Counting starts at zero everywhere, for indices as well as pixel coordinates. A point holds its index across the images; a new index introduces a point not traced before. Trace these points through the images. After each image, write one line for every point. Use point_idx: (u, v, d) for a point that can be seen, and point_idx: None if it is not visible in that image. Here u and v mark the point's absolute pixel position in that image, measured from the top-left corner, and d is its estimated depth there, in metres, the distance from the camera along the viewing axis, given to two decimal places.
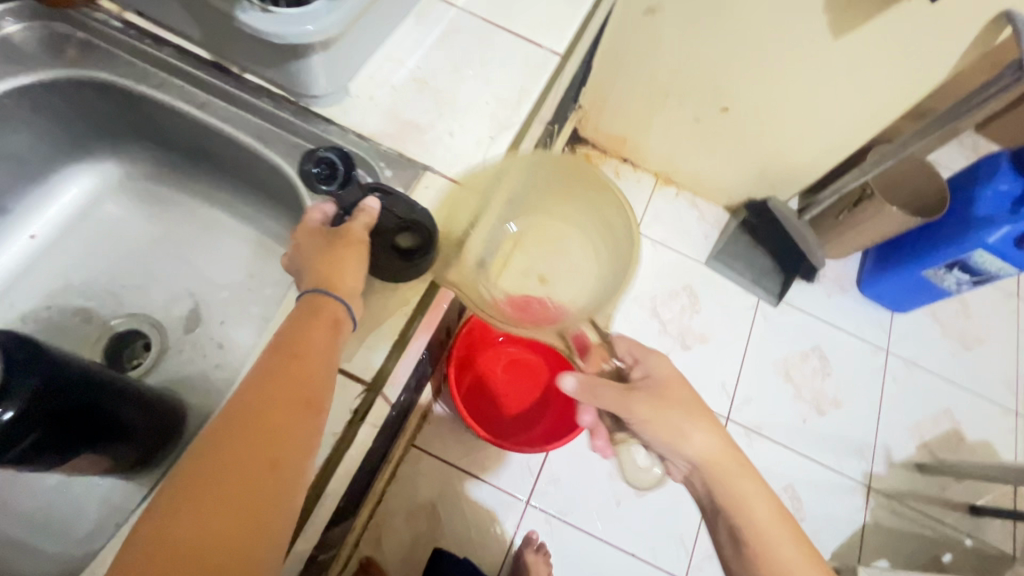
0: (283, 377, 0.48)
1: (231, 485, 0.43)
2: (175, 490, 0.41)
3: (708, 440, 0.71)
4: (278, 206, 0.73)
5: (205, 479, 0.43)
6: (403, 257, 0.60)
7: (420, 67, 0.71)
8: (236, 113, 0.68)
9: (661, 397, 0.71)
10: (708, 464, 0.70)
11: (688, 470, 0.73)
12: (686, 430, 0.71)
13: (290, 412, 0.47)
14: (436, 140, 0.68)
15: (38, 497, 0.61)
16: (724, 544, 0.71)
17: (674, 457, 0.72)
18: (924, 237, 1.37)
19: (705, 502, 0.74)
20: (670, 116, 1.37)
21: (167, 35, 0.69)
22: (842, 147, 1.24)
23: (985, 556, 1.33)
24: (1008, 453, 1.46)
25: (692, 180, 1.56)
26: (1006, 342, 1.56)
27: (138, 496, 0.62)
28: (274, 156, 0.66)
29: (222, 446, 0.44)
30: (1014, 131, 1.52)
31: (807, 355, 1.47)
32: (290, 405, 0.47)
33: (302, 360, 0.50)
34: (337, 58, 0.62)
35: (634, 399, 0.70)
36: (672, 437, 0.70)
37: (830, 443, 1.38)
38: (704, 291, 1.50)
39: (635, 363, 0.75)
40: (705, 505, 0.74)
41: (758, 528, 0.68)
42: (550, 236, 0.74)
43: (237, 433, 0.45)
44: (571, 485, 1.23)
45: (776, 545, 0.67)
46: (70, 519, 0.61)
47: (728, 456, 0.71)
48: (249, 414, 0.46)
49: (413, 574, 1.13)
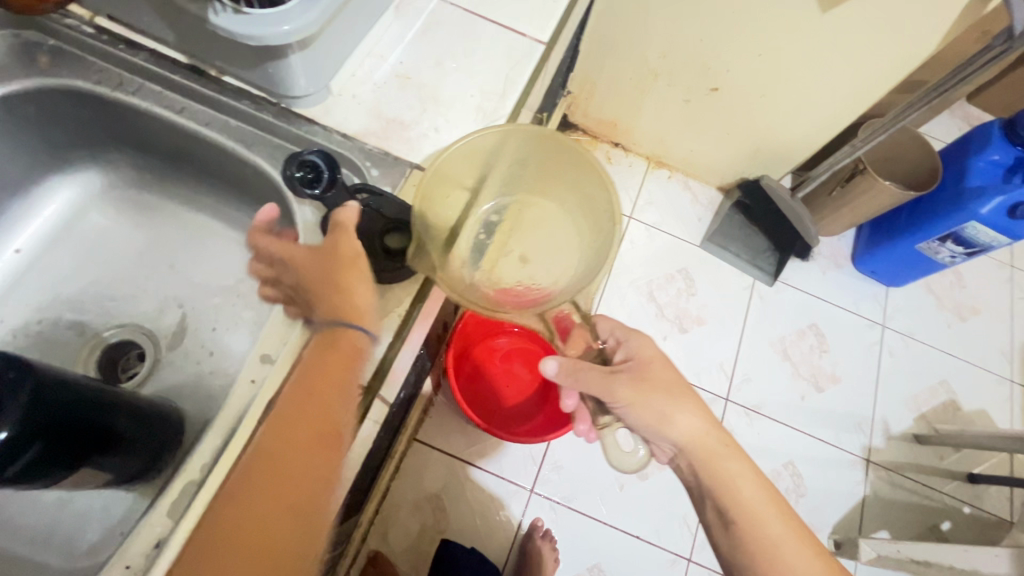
0: (310, 413, 0.51)
1: (265, 517, 0.48)
2: (220, 523, 0.48)
3: (693, 422, 0.71)
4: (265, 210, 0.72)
5: (243, 512, 0.48)
6: (393, 259, 0.60)
7: (402, 62, 0.70)
8: (216, 117, 0.67)
9: (643, 378, 0.71)
10: (693, 445, 0.70)
11: (674, 452, 0.73)
12: (668, 411, 0.70)
13: (315, 448, 0.50)
14: (422, 136, 0.67)
15: (39, 511, 0.62)
16: (712, 526, 0.71)
17: (660, 441, 0.71)
18: (917, 211, 1.37)
19: (692, 486, 0.73)
20: (660, 98, 1.36)
21: (141, 39, 0.67)
22: (834, 123, 1.23)
23: (984, 523, 1.35)
24: (1004, 421, 1.48)
25: (684, 162, 1.55)
26: (1000, 311, 1.57)
27: (140, 505, 0.62)
28: (258, 159, 0.65)
29: (253, 476, 0.49)
30: (1005, 99, 1.51)
31: (803, 332, 1.47)
32: (315, 442, 0.50)
33: (326, 397, 0.52)
34: (316, 56, 0.61)
35: (619, 381, 0.70)
36: (655, 421, 0.70)
37: (828, 419, 1.39)
38: (699, 273, 1.50)
39: (618, 344, 0.76)
40: (692, 489, 0.73)
41: (744, 507, 0.68)
42: (526, 223, 0.79)
43: (266, 466, 0.49)
44: (574, 472, 1.24)
45: (764, 523, 0.67)
46: (73, 532, 0.61)
47: (713, 437, 0.71)
48: (274, 451, 0.50)
49: (421, 566, 1.14)
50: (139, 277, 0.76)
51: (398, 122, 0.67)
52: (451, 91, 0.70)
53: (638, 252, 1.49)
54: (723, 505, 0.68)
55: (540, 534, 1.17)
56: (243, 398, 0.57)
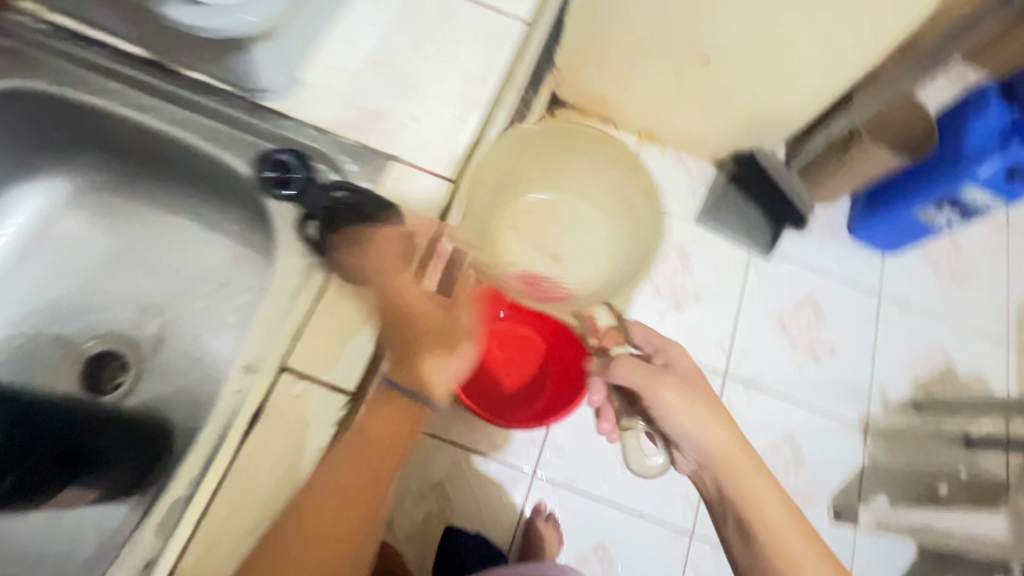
0: (363, 458, 0.61)
1: (331, 526, 0.60)
2: (289, 529, 0.57)
3: (727, 439, 0.77)
4: (242, 210, 0.71)
5: (307, 525, 0.58)
6: (383, 264, 0.61)
7: (376, 47, 0.66)
8: (184, 115, 0.64)
9: (687, 389, 0.78)
10: (722, 462, 0.76)
11: (700, 463, 0.80)
12: (706, 423, 0.77)
13: (369, 490, 0.62)
14: (401, 127, 0.65)
15: (33, 528, 0.62)
16: (732, 538, 0.79)
17: (692, 451, 0.78)
18: (913, 177, 1.35)
19: (716, 499, 0.80)
20: (650, 71, 1.32)
21: (96, 34, 0.64)
22: (828, 90, 1.20)
23: (980, 484, 1.37)
24: (1000, 384, 1.48)
25: (677, 136, 1.52)
26: (996, 274, 1.56)
27: (135, 515, 0.62)
28: (231, 159, 0.64)
29: (316, 508, 0.58)
30: (1003, 57, 1.48)
31: (800, 304, 1.47)
32: (367, 484, 0.62)
33: (376, 448, 0.61)
34: (281, 46, 0.59)
35: (664, 384, 0.77)
36: (692, 430, 0.76)
37: (827, 390, 1.40)
38: (694, 249, 1.48)
39: (655, 351, 0.87)
40: (716, 502, 0.81)
41: (769, 523, 0.74)
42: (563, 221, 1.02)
43: (327, 501, 0.59)
44: (575, 453, 1.25)
45: (787, 540, 0.72)
46: (70, 547, 0.62)
47: (745, 455, 0.77)
48: (331, 475, 0.59)
49: (427, 553, 1.15)
50: (119, 275, 0.74)
51: (375, 110, 0.64)
52: (431, 76, 0.66)
53: None
54: (748, 523, 0.75)
55: (544, 516, 1.19)
56: (231, 403, 0.58)
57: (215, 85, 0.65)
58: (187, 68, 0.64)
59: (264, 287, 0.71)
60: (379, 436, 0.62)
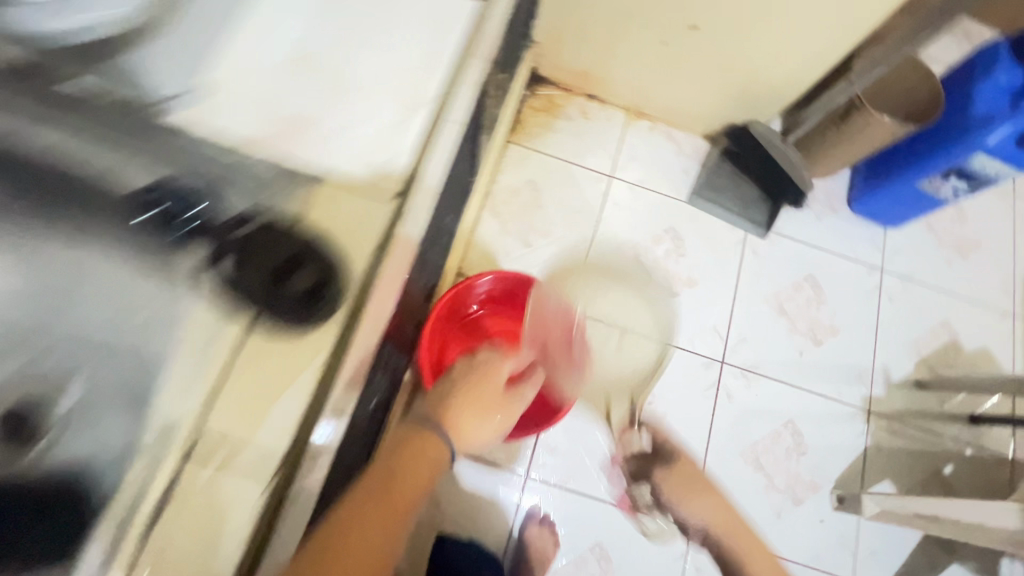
0: (384, 491, 0.70)
1: (359, 570, 0.61)
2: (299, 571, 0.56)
3: (715, 513, 1.06)
4: (112, 234, 0.61)
5: (334, 568, 0.59)
6: (303, 293, 0.61)
7: (301, 41, 0.71)
8: (64, 139, 0.63)
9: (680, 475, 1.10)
10: (717, 527, 1.05)
11: (704, 533, 1.07)
12: (700, 498, 1.07)
13: (386, 520, 0.67)
14: (329, 134, 0.68)
15: None
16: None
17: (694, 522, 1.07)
18: (917, 145, 1.27)
19: (720, 556, 1.05)
20: (635, 43, 1.23)
21: None
22: (827, 57, 1.11)
23: (986, 463, 1.34)
24: (1006, 357, 1.44)
25: (665, 110, 1.43)
26: (1003, 243, 1.50)
27: None
28: (120, 183, 0.62)
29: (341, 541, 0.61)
30: (1014, 11, 1.38)
31: (800, 285, 1.40)
32: (385, 516, 0.67)
33: (395, 483, 0.71)
34: (171, 45, 0.66)
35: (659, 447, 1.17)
36: (693, 505, 1.07)
37: (828, 373, 1.35)
38: (688, 231, 1.41)
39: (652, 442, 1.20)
40: (720, 557, 1.05)
41: (742, 558, 1.02)
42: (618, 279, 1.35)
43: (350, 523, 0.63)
44: (569, 452, 1.20)
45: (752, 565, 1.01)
46: None
47: (728, 520, 1.05)
48: (353, 513, 0.64)
49: (418, 563, 1.11)
50: None
51: (305, 128, 0.68)
52: (359, 92, 0.70)
53: (623, 214, 1.39)
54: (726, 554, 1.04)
55: (538, 519, 1.15)
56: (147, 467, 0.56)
57: (110, 93, 0.64)
58: (71, 84, 0.64)
59: (155, 323, 0.59)
60: (403, 479, 0.73)
